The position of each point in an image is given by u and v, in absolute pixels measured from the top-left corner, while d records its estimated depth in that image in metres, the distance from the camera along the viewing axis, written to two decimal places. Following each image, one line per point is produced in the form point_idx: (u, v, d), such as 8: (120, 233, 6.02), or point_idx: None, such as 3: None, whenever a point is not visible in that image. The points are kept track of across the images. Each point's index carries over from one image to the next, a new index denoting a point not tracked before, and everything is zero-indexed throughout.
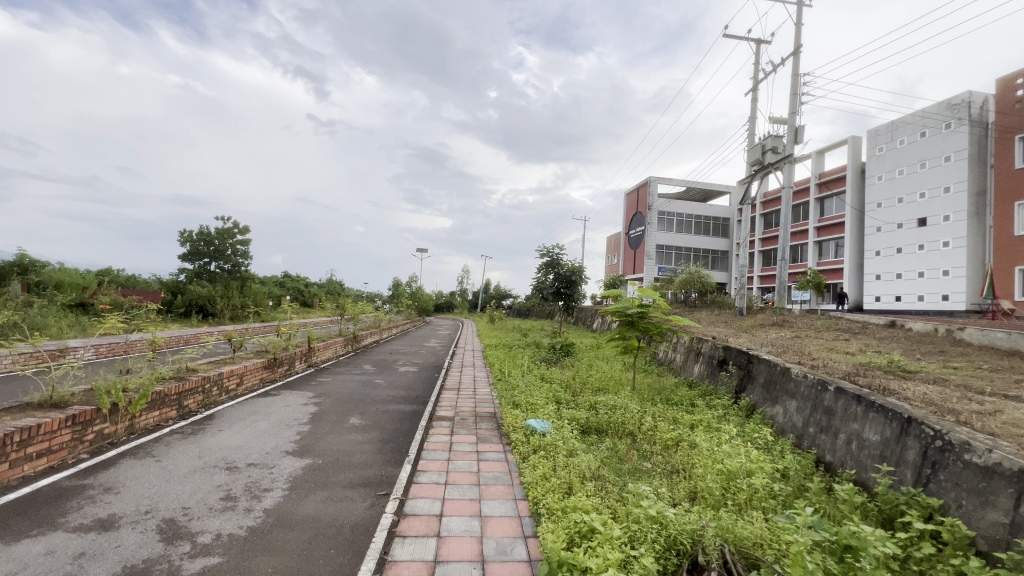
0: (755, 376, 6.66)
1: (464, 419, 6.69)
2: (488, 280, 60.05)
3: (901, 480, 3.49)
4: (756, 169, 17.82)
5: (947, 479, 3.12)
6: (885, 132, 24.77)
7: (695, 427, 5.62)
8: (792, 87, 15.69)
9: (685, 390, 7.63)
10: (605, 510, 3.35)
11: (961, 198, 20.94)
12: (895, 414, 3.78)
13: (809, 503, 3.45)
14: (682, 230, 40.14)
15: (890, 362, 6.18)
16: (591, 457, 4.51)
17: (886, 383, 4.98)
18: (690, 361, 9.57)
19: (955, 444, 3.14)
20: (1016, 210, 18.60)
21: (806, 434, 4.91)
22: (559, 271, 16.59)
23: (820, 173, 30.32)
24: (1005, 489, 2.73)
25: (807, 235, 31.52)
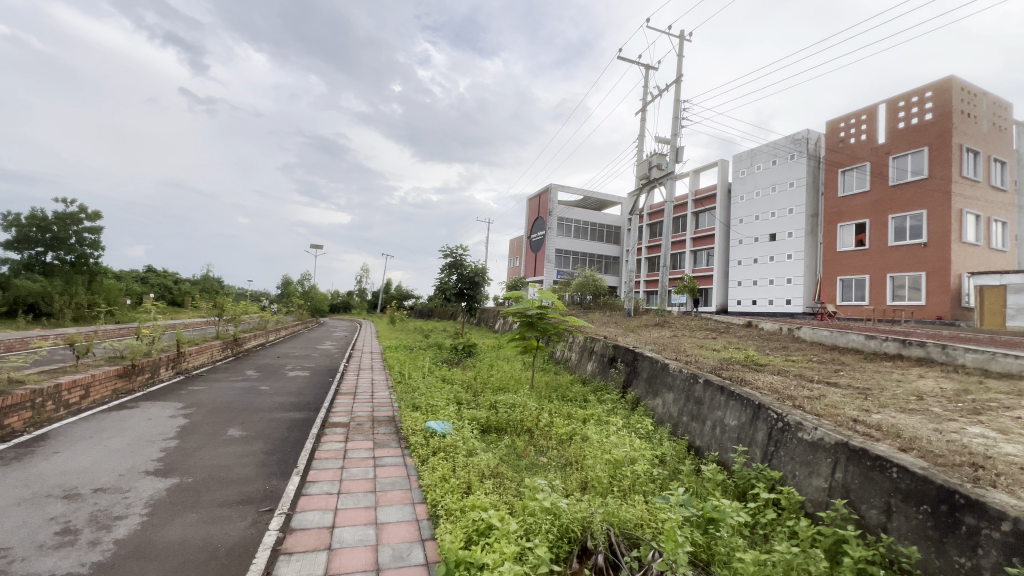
0: (640, 371, 7.29)
1: (360, 424, 6.39)
2: (388, 280, 57.96)
3: (752, 458, 4.07)
4: (643, 183, 19.48)
5: (785, 454, 3.70)
6: (746, 158, 28.65)
7: (587, 420, 6.01)
8: (674, 111, 17.46)
9: (579, 387, 8.10)
10: (503, 507, 3.43)
11: (801, 219, 24.96)
12: (748, 401, 4.39)
13: (681, 484, 3.86)
14: (580, 236, 42.49)
15: (747, 357, 7.17)
16: (490, 456, 4.59)
17: (743, 375, 5.77)
18: (584, 359, 10.17)
19: (791, 424, 3.74)
20: (839, 230, 22.60)
21: (680, 422, 5.49)
22: (462, 272, 16.60)
23: (696, 190, 34.12)
24: (825, 459, 3.31)
25: (684, 245, 35.21)
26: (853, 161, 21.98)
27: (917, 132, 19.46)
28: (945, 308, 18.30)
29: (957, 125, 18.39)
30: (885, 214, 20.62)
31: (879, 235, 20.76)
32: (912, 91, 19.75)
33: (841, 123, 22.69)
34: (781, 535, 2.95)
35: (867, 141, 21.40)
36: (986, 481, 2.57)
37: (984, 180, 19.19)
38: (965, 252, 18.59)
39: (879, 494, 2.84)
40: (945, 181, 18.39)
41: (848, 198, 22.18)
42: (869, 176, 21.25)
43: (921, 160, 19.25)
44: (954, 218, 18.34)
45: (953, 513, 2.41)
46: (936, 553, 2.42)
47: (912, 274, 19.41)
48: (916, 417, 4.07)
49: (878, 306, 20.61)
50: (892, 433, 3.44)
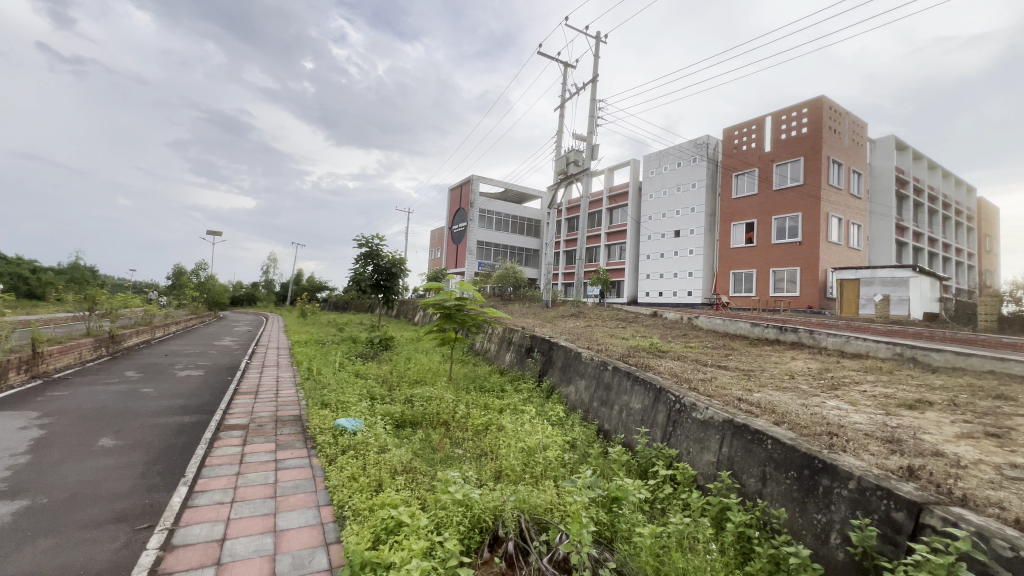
0: (555, 360, 7.53)
1: (261, 425, 5.90)
2: (299, 270, 54.24)
3: (653, 438, 4.36)
4: (561, 178, 20.06)
5: (682, 433, 4.01)
6: (655, 159, 30.61)
7: (503, 410, 6.08)
8: (589, 110, 18.15)
9: (496, 377, 8.18)
10: (415, 502, 3.36)
11: (701, 217, 27.26)
12: (651, 386, 4.69)
13: (590, 467, 4.04)
14: (501, 228, 42.81)
15: (651, 344, 7.69)
16: (402, 451, 4.47)
17: (648, 361, 6.18)
18: (502, 350, 10.28)
19: (687, 405, 4.06)
20: (733, 228, 24.97)
21: (591, 408, 5.75)
22: (378, 263, 15.96)
23: (610, 187, 35.83)
24: (714, 435, 3.64)
25: (599, 239, 36.88)
26: (744, 166, 24.37)
27: (796, 143, 22.04)
28: (814, 298, 21.04)
29: (826, 139, 21.12)
30: (769, 215, 23.16)
31: (764, 234, 23.30)
32: (792, 106, 22.28)
33: (735, 131, 24.99)
34: (675, 508, 3.19)
35: (756, 149, 23.84)
36: (838, 447, 2.97)
37: (845, 188, 22.28)
38: (830, 250, 21.50)
39: (757, 464, 3.17)
40: (817, 188, 21.07)
41: (740, 200, 24.60)
42: (757, 180, 23.71)
43: (798, 169, 21.85)
44: (822, 220, 21.11)
45: (814, 476, 2.76)
46: (799, 512, 2.75)
47: (790, 269, 22.06)
48: (789, 394, 4.62)
49: (762, 297, 23.17)
50: (768, 409, 3.87)
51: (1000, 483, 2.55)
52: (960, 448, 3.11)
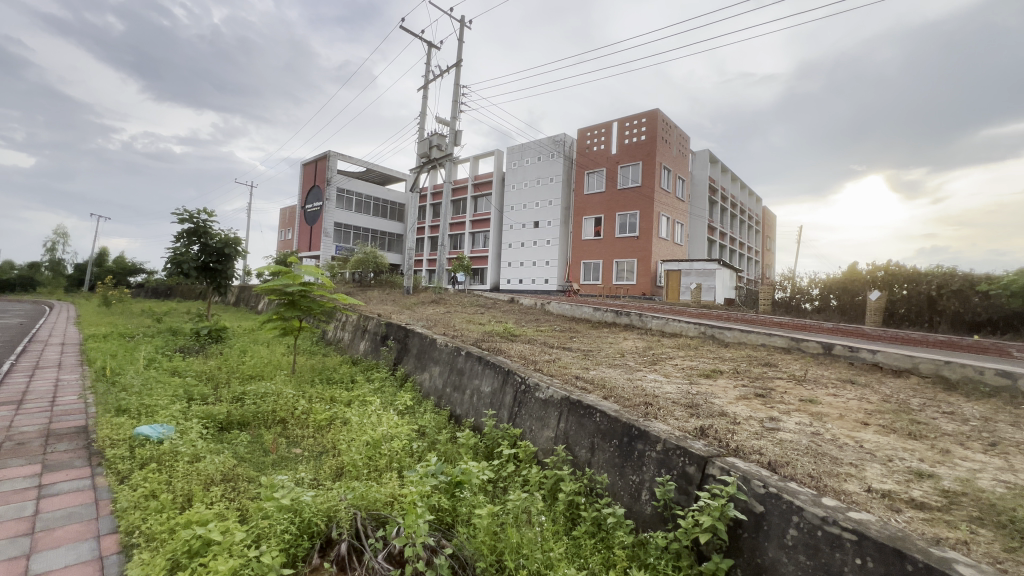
0: (410, 347, 7.35)
1: (21, 444, 4.59)
2: (101, 249, 44.15)
3: (500, 419, 4.51)
4: (424, 162, 19.54)
5: (525, 412, 4.21)
6: (517, 151, 31.77)
7: (350, 402, 5.71)
8: (453, 95, 17.96)
9: (346, 368, 7.67)
10: (231, 515, 2.92)
11: (557, 210, 29.18)
12: (500, 368, 4.83)
13: (437, 453, 4.00)
14: (361, 210, 40.31)
15: (505, 329, 7.97)
16: (223, 457, 3.88)
17: (500, 345, 6.37)
18: (356, 339, 9.70)
19: (531, 386, 4.26)
20: (584, 222, 27.22)
21: (444, 393, 5.72)
22: (207, 242, 13.70)
23: (475, 175, 36.23)
24: (553, 412, 3.87)
25: (463, 226, 37.09)
26: (594, 165, 26.69)
27: (636, 149, 24.83)
28: (647, 286, 24.16)
29: (659, 148, 24.22)
30: (613, 212, 25.82)
31: (609, 228, 25.91)
32: (633, 115, 24.99)
33: (588, 132, 27.13)
34: (515, 484, 3.33)
35: (604, 151, 26.25)
36: (652, 415, 3.39)
37: (672, 192, 25.88)
38: (659, 245, 24.86)
39: (587, 436, 3.46)
40: (651, 190, 24.10)
41: (590, 196, 26.94)
42: (604, 179, 26.20)
43: (637, 172, 24.69)
44: (654, 218, 24.23)
45: (631, 442, 3.08)
46: (619, 476, 3.06)
47: (629, 260, 24.91)
48: (618, 370, 5.18)
49: (606, 285, 25.83)
50: (600, 385, 4.27)
51: (762, 433, 3.17)
52: (737, 407, 3.81)
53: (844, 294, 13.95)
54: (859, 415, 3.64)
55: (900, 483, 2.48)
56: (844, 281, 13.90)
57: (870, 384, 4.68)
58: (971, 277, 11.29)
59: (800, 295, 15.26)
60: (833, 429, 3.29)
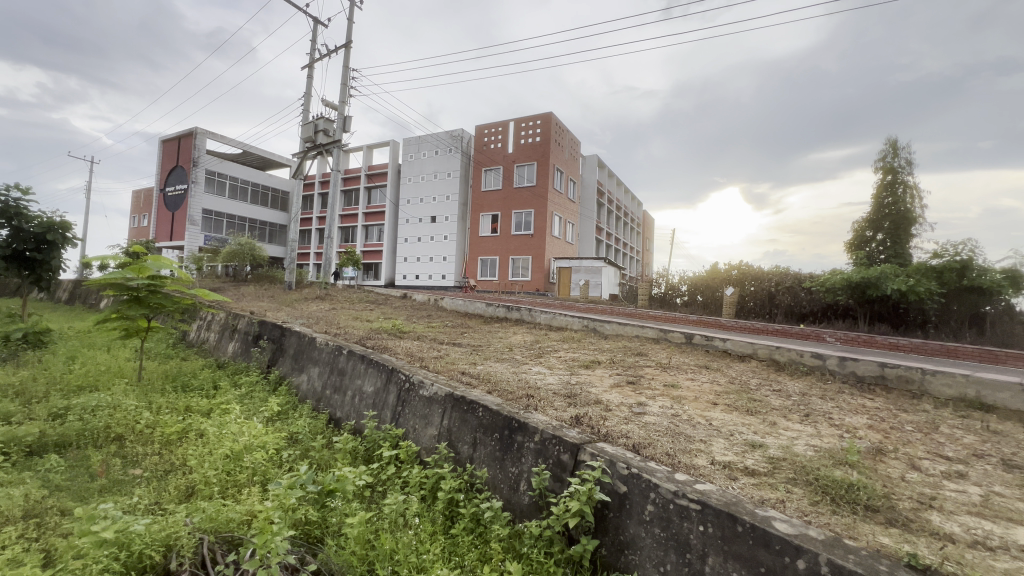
0: (286, 347, 6.72)
1: None
2: None
3: (382, 419, 4.31)
4: (309, 147, 18.07)
5: (409, 411, 4.07)
6: (414, 144, 30.89)
7: (210, 411, 5.03)
8: (343, 78, 16.85)
9: (208, 372, 6.76)
10: (30, 558, 2.38)
11: (454, 206, 29.00)
12: (383, 367, 4.61)
13: (309, 462, 3.68)
14: (235, 196, 36.12)
15: (393, 325, 7.68)
16: (25, 488, 3.15)
17: (386, 343, 6.09)
18: (223, 339, 8.62)
19: (415, 384, 4.12)
20: (481, 218, 27.37)
21: (323, 396, 5.32)
22: (21, 226, 11.15)
23: (368, 165, 34.52)
24: (437, 409, 3.79)
25: (354, 218, 35.14)
26: (491, 163, 26.97)
27: (531, 150, 25.60)
28: (540, 283, 25.08)
29: (552, 150, 25.24)
30: (509, 210, 26.35)
31: (505, 225, 26.38)
32: (529, 117, 25.72)
33: (485, 130, 27.31)
34: (394, 486, 3.19)
35: (500, 149, 26.65)
36: (532, 407, 3.47)
37: (564, 193, 27.16)
38: (552, 243, 25.94)
39: (470, 431, 3.44)
40: (545, 189, 25.04)
41: (487, 193, 27.19)
42: (501, 177, 26.61)
43: (532, 171, 25.50)
44: (548, 217, 25.24)
45: (511, 435, 3.12)
46: (499, 469, 3.09)
47: (524, 257, 25.62)
48: (506, 364, 5.25)
49: (502, 281, 26.29)
50: (485, 379, 4.29)
51: (630, 418, 3.42)
52: (611, 395, 4.08)
53: (707, 291, 15.81)
54: (710, 397, 4.11)
55: (738, 454, 2.83)
56: (707, 279, 15.79)
57: (719, 368, 5.34)
58: (799, 276, 13.52)
59: (671, 291, 16.98)
60: (689, 410, 3.67)
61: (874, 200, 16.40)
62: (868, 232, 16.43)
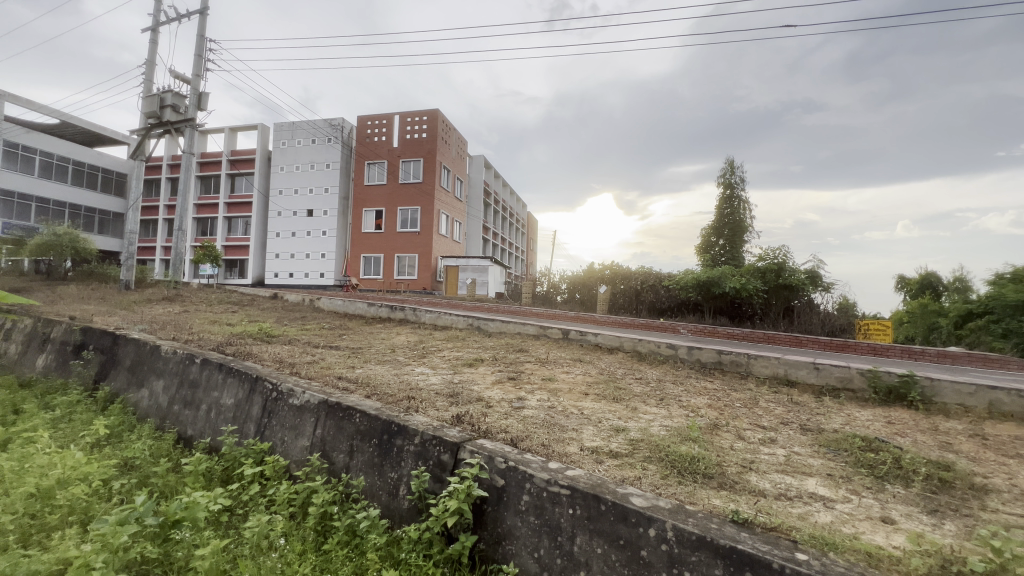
0: (120, 359, 5.68)
1: None
2: None
3: (244, 434, 3.88)
4: (152, 123, 15.50)
5: (276, 423, 3.72)
6: (286, 129, 28.26)
7: (9, 442, 4.05)
8: (197, 48, 14.76)
9: (6, 394, 5.43)
10: None
11: (333, 199, 27.19)
12: (246, 376, 4.15)
13: (149, 492, 3.17)
14: (49, 176, 29.53)
15: (260, 329, 6.95)
16: None
17: (250, 349, 5.48)
18: (30, 352, 7.00)
19: (284, 393, 3.78)
20: (364, 213, 26.03)
21: (170, 413, 4.62)
22: None
23: (231, 150, 30.75)
24: (309, 418, 3.53)
25: (214, 209, 31.05)
26: (375, 157, 25.80)
27: (417, 146, 25.08)
28: (427, 281, 24.65)
29: (439, 147, 25.00)
30: (394, 206, 25.49)
31: (390, 222, 25.46)
32: (415, 111, 25.14)
33: (368, 122, 26.04)
34: (257, 508, 2.90)
35: (385, 143, 25.64)
36: (412, 409, 3.40)
37: (451, 192, 27.06)
38: (439, 241, 25.69)
39: (345, 439, 3.26)
40: (432, 187, 24.72)
41: (370, 188, 25.96)
42: (385, 172, 25.62)
43: (418, 168, 24.98)
44: (434, 215, 24.95)
45: (390, 439, 3.03)
46: (377, 475, 2.98)
47: (410, 255, 24.98)
48: (387, 367, 5.08)
49: (387, 280, 25.28)
50: (363, 383, 4.11)
51: (510, 413, 3.54)
52: (493, 391, 4.18)
53: (584, 289, 16.99)
54: (582, 388, 4.44)
55: (604, 438, 3.10)
56: (583, 278, 16.99)
57: (591, 361, 5.79)
58: (659, 276, 15.25)
59: (553, 290, 17.94)
60: (563, 402, 3.92)
61: (717, 211, 19.12)
62: (713, 238, 19.11)
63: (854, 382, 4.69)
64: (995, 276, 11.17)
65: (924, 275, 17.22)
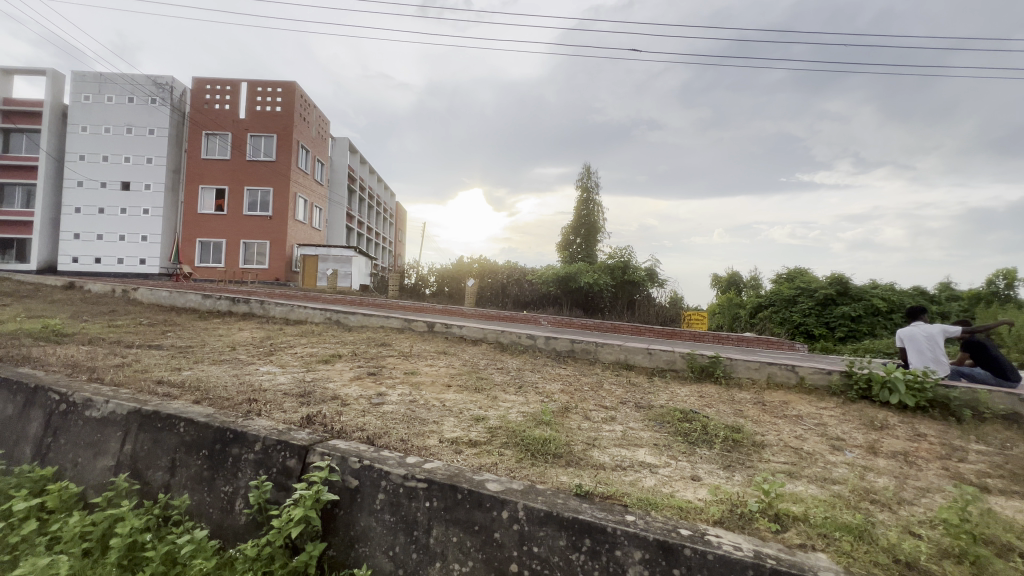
0: None
1: None
2: None
3: (18, 460, 3.08)
4: None
5: (66, 442, 3.02)
6: (92, 81, 22.95)
7: None
8: None
9: None
10: None
11: (159, 172, 22.89)
12: (19, 386, 3.27)
13: None
14: None
15: (46, 326, 5.55)
16: None
17: (28, 352, 4.33)
18: None
19: (77, 403, 3.06)
20: (200, 191, 22.41)
21: None
22: None
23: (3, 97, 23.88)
24: (113, 433, 2.92)
25: None
26: (215, 127, 22.37)
27: (269, 119, 22.42)
28: (281, 271, 22.26)
29: (296, 124, 22.68)
30: (240, 185, 22.44)
31: (233, 203, 22.34)
32: (267, 80, 22.40)
33: (206, 85, 22.43)
34: (34, 550, 2.31)
35: (228, 112, 22.37)
36: (253, 413, 3.03)
37: (309, 174, 24.80)
38: (295, 228, 23.39)
39: (165, 453, 2.78)
40: (286, 167, 22.37)
41: (208, 161, 22.45)
42: (229, 145, 22.40)
43: (271, 144, 22.38)
44: (290, 199, 22.63)
45: (224, 448, 2.66)
46: (207, 491, 2.62)
47: (259, 242, 22.28)
48: (224, 367, 4.46)
49: (230, 269, 22.18)
50: (191, 387, 3.54)
51: (368, 410, 3.38)
52: (350, 389, 3.95)
53: (452, 282, 17.01)
54: (445, 380, 4.45)
55: (464, 428, 3.15)
56: (452, 271, 17.00)
57: (455, 352, 5.83)
58: (524, 270, 16.05)
59: (421, 282, 17.63)
60: (426, 395, 3.87)
61: (575, 212, 20.73)
62: (571, 237, 20.71)
63: (676, 364, 5.51)
64: (777, 276, 14.08)
65: (731, 275, 20.97)
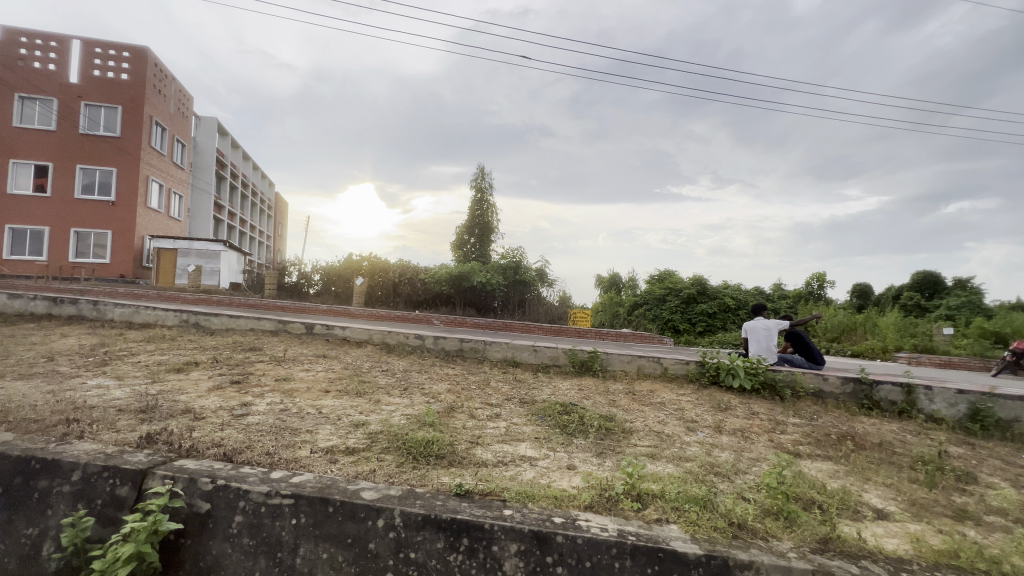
0: None
1: None
2: None
3: None
4: None
5: None
6: None
7: None
8: None
9: None
10: None
11: None
12: None
13: None
14: None
15: None
16: None
17: None
18: None
19: None
20: (9, 167, 18.12)
21: None
22: None
23: None
24: None
25: None
26: (34, 90, 18.37)
27: (111, 88, 19.02)
28: (127, 267, 18.99)
29: (148, 96, 19.54)
30: (69, 163, 18.65)
31: (59, 183, 18.50)
32: (109, 41, 18.98)
33: (21, 37, 18.31)
34: None
35: (54, 74, 18.52)
36: (73, 436, 2.53)
37: (167, 155, 21.57)
38: (148, 216, 20.16)
39: None
40: (135, 145, 19.19)
41: (23, 131, 18.28)
42: (54, 114, 18.51)
43: (113, 117, 19.02)
44: (140, 182, 19.45)
45: (28, 482, 2.17)
46: (2, 536, 2.14)
47: (96, 232, 18.79)
48: (36, 382, 3.66)
49: (55, 263, 18.29)
50: None
51: (228, 423, 3.01)
52: (206, 400, 3.48)
53: (338, 281, 15.95)
54: (323, 385, 4.15)
55: (341, 436, 2.96)
56: (339, 269, 15.92)
57: (336, 355, 5.48)
58: (416, 269, 15.64)
59: (303, 281, 16.29)
60: (299, 403, 3.56)
61: (470, 212, 20.80)
62: (466, 237, 20.78)
63: (559, 360, 5.79)
64: (650, 278, 15.54)
65: (612, 275, 22.75)
